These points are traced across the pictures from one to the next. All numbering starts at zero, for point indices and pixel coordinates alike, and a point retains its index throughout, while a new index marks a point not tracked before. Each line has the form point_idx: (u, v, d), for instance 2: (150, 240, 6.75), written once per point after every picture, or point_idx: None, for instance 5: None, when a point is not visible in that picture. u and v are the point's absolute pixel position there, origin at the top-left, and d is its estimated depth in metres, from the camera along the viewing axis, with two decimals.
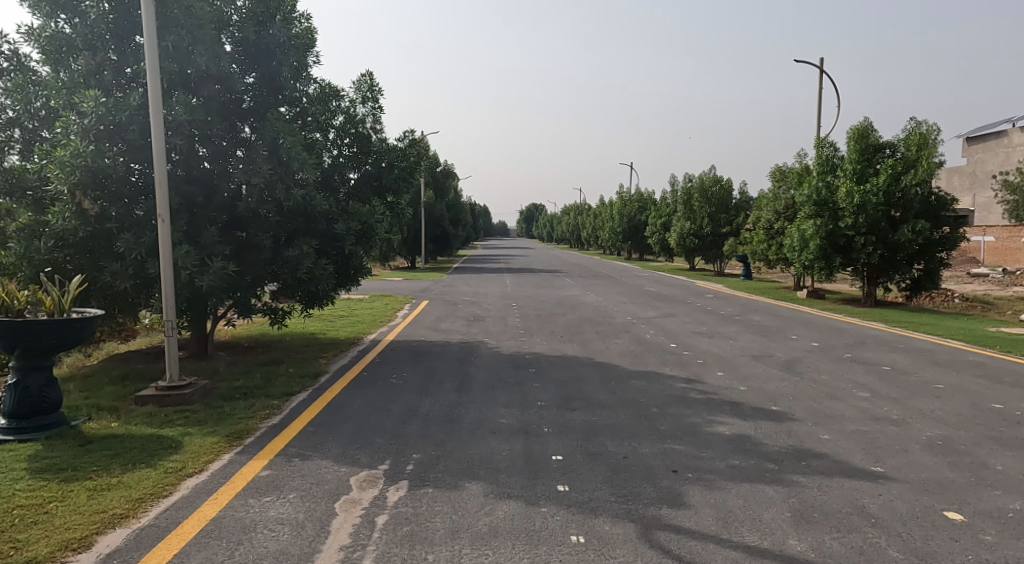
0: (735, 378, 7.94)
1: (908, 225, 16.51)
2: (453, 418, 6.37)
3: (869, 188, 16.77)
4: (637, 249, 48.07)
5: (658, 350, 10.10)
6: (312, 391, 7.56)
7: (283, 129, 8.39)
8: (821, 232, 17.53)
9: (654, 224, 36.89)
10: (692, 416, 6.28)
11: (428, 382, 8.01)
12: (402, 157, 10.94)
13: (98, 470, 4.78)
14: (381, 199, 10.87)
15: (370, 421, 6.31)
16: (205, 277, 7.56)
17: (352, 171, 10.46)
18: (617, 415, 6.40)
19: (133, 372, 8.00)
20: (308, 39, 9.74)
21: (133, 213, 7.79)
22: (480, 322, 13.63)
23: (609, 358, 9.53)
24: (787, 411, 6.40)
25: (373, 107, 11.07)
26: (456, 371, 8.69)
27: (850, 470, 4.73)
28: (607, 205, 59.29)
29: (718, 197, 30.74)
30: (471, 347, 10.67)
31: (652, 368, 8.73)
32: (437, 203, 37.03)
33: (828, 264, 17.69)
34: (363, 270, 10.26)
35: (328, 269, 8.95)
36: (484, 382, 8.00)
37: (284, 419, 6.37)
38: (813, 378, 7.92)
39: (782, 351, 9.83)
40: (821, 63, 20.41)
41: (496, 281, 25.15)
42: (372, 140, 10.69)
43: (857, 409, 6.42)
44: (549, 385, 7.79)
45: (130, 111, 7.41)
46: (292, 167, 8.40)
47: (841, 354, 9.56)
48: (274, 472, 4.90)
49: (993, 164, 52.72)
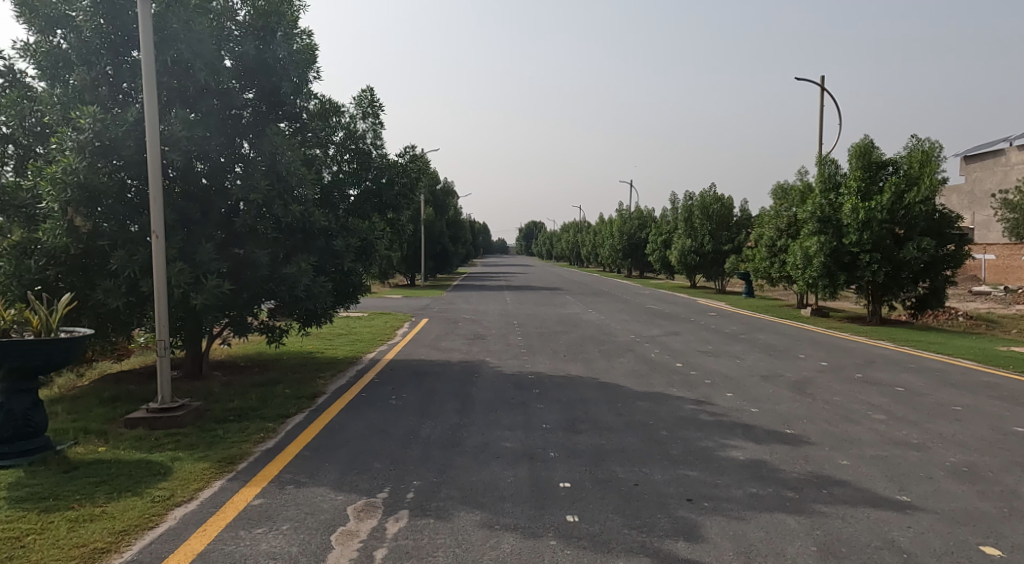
0: (745, 400, 7.70)
1: (914, 243, 16.33)
2: (455, 442, 6.14)
3: (873, 205, 16.60)
4: (637, 265, 47.96)
5: (664, 369, 9.88)
6: (309, 412, 7.33)
7: (282, 144, 8.25)
8: (825, 250, 17.36)
9: (654, 242, 36.82)
10: (703, 440, 6.03)
11: (428, 404, 7.78)
12: (404, 175, 10.83)
13: (82, 499, 4.54)
14: (380, 215, 10.70)
15: (369, 445, 6.07)
16: (199, 295, 7.37)
17: (351, 187, 10.31)
18: (625, 438, 6.17)
19: (124, 393, 7.74)
20: (305, 55, 9.71)
21: (128, 229, 7.62)
22: (481, 341, 13.41)
23: (615, 378, 9.29)
24: (802, 434, 6.17)
25: (373, 123, 10.95)
26: (458, 392, 8.46)
27: (874, 499, 4.50)
28: (607, 222, 59.39)
29: (718, 214, 30.69)
30: (472, 367, 10.44)
31: (660, 389, 8.48)
32: (438, 220, 36.99)
33: (832, 281, 17.52)
34: (363, 288, 10.01)
35: (326, 287, 8.69)
36: (487, 403, 7.75)
37: (280, 443, 6.14)
38: (825, 399, 7.69)
39: (791, 371, 9.59)
40: (821, 80, 20.24)
41: (496, 299, 24.98)
42: (372, 156, 10.55)
43: (873, 432, 6.20)
44: (553, 407, 7.55)
45: (127, 126, 7.24)
46: (291, 183, 8.27)
47: (851, 374, 9.34)
48: (267, 501, 4.66)
49: (992, 182, 52.84)
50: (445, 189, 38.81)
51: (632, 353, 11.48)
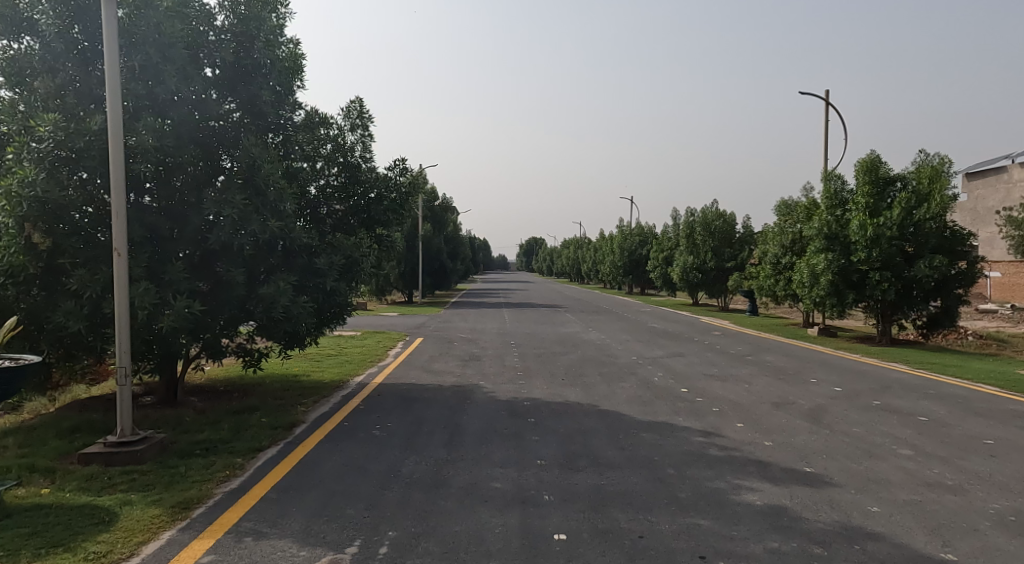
0: (758, 431, 7.12)
1: (925, 261, 15.76)
2: (439, 481, 5.56)
3: (882, 222, 16.06)
4: (638, 283, 47.41)
5: (668, 395, 9.29)
6: (283, 445, 6.74)
7: (260, 155, 7.75)
8: (833, 268, 16.79)
9: (655, 259, 36.30)
10: (714, 480, 5.45)
11: (414, 435, 7.19)
12: (394, 190, 10.36)
13: (4, 557, 3.96)
14: (369, 231, 10.16)
15: (343, 486, 5.48)
16: (165, 317, 6.82)
17: (337, 202, 9.79)
18: (628, 478, 5.59)
19: (86, 424, 7.17)
20: (290, 65, 9.25)
21: (92, 246, 7.08)
22: (476, 362, 12.83)
23: (616, 405, 8.70)
24: (823, 473, 5.59)
25: (362, 135, 10.46)
26: (447, 421, 7.88)
27: (915, 558, 3.92)
28: (607, 238, 58.91)
29: (721, 231, 30.17)
30: (465, 392, 9.86)
31: (664, 418, 7.90)
32: (436, 236, 36.50)
33: (840, 300, 16.95)
34: (348, 308, 9.45)
35: (307, 307, 8.11)
36: (477, 435, 7.17)
37: (246, 482, 5.56)
38: (844, 431, 7.11)
39: (803, 398, 9.01)
40: (826, 94, 19.77)
41: (494, 316, 24.41)
42: (360, 170, 10.06)
43: (902, 471, 5.62)
44: (549, 439, 6.96)
45: (90, 136, 6.78)
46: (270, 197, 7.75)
47: (868, 402, 8.76)
48: (218, 557, 4.07)
49: (993, 200, 52.46)
50: (444, 204, 38.31)
51: (634, 377, 10.90)
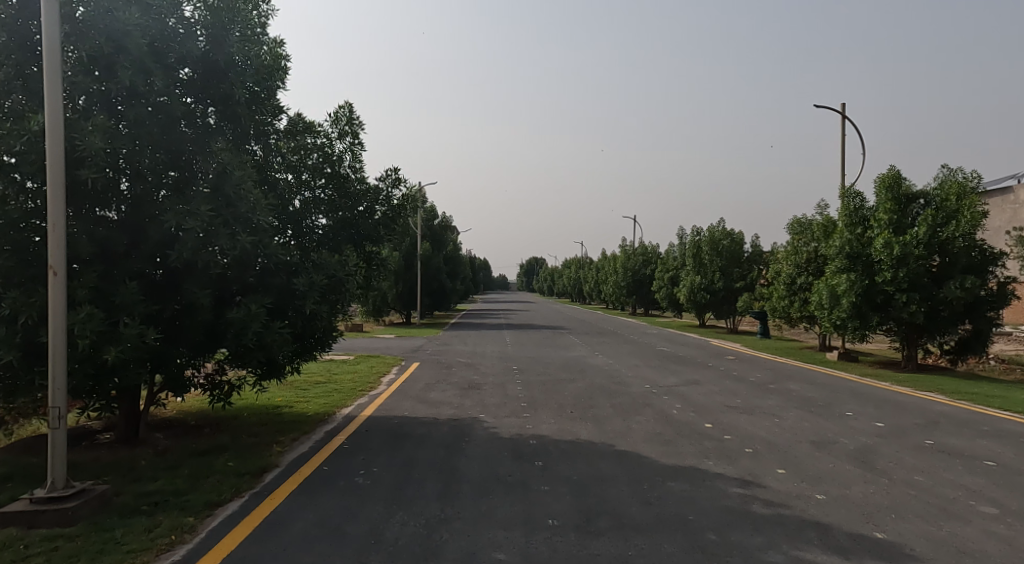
0: (805, 480, 6.10)
1: (956, 281, 14.80)
2: (430, 551, 4.54)
3: (909, 240, 15.11)
4: (642, 303, 46.34)
5: (691, 432, 8.27)
6: (248, 498, 5.73)
7: (231, 160, 6.81)
8: (855, 289, 15.81)
9: (660, 279, 35.34)
10: (768, 551, 4.44)
11: (403, 484, 6.18)
12: (386, 203, 9.43)
13: None
14: (357, 248, 9.19)
15: (313, 557, 4.47)
16: (113, 347, 5.85)
17: (322, 216, 8.84)
18: (661, 546, 4.56)
19: (21, 470, 6.16)
20: (270, 64, 8.33)
21: (30, 264, 6.11)
22: (475, 391, 11.81)
23: (633, 444, 7.68)
24: (900, 541, 4.58)
25: (351, 142, 9.55)
26: (442, 465, 6.87)
27: None
28: (608, 259, 57.97)
29: (729, 250, 29.23)
30: (463, 427, 8.82)
31: (691, 461, 6.88)
32: (435, 256, 35.57)
33: (863, 323, 15.94)
34: (332, 334, 8.47)
35: (284, 334, 7.12)
36: (477, 484, 6.16)
37: (193, 552, 4.55)
38: (905, 480, 6.10)
39: (845, 436, 8.00)
40: (842, 107, 18.93)
41: (495, 339, 23.39)
42: (348, 181, 9.14)
43: (996, 539, 4.62)
44: (561, 490, 5.94)
45: (30, 136, 5.85)
46: (240, 209, 6.79)
47: (919, 441, 7.75)
48: None
49: (1002, 220, 51.49)
50: (444, 222, 37.45)
51: (649, 410, 9.87)
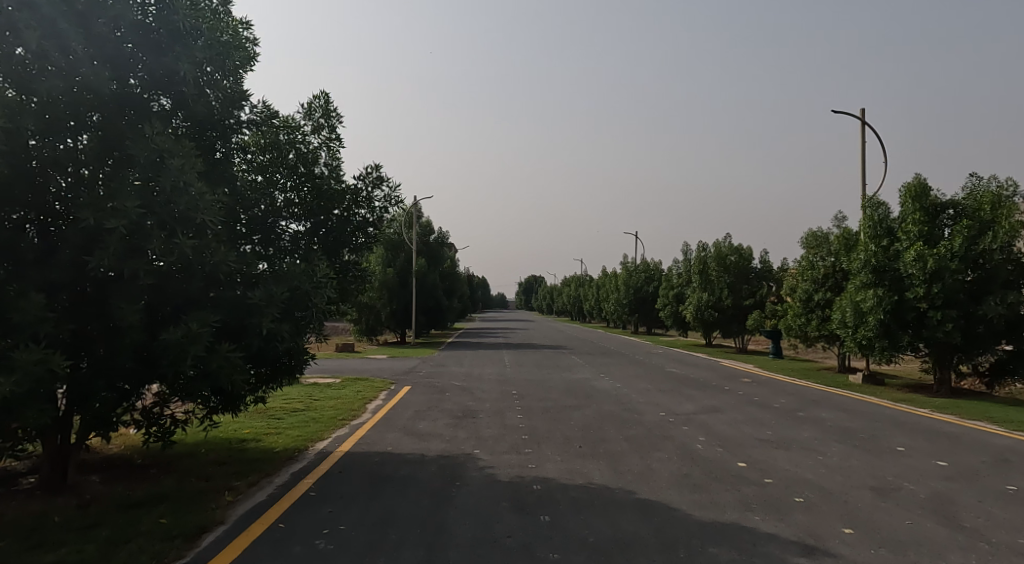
0: (883, 546, 4.82)
1: (996, 297, 13.59)
2: None
3: (942, 252, 13.90)
4: (645, 322, 45.00)
5: (724, 474, 6.99)
6: None
7: (169, 149, 5.56)
8: (884, 306, 14.55)
9: (664, 296, 34.09)
10: None
11: (375, 550, 4.88)
12: (367, 206, 8.21)
13: None
14: (332, 259, 7.94)
15: None
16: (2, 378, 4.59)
17: (290, 222, 7.61)
18: None
19: None
20: (229, 41, 7.06)
21: None
22: (470, 421, 10.51)
23: (658, 491, 6.40)
24: None
25: (327, 138, 8.35)
26: (427, 520, 5.57)
27: None
28: (609, 276, 56.75)
29: (737, 266, 27.99)
30: (455, 466, 7.52)
31: (732, 516, 5.60)
32: (431, 272, 34.36)
33: (893, 343, 14.67)
34: (300, 358, 7.20)
35: (235, 359, 5.85)
36: (469, 550, 4.86)
37: None
38: (1010, 545, 4.82)
39: (909, 480, 6.71)
40: (861, 112, 17.76)
41: (493, 359, 22.07)
42: (321, 182, 7.92)
43: None
44: (575, 559, 4.65)
45: None
46: (179, 207, 5.53)
47: (1000, 487, 6.47)
48: None
49: None
50: (439, 238, 36.39)
51: (670, 444, 8.59)
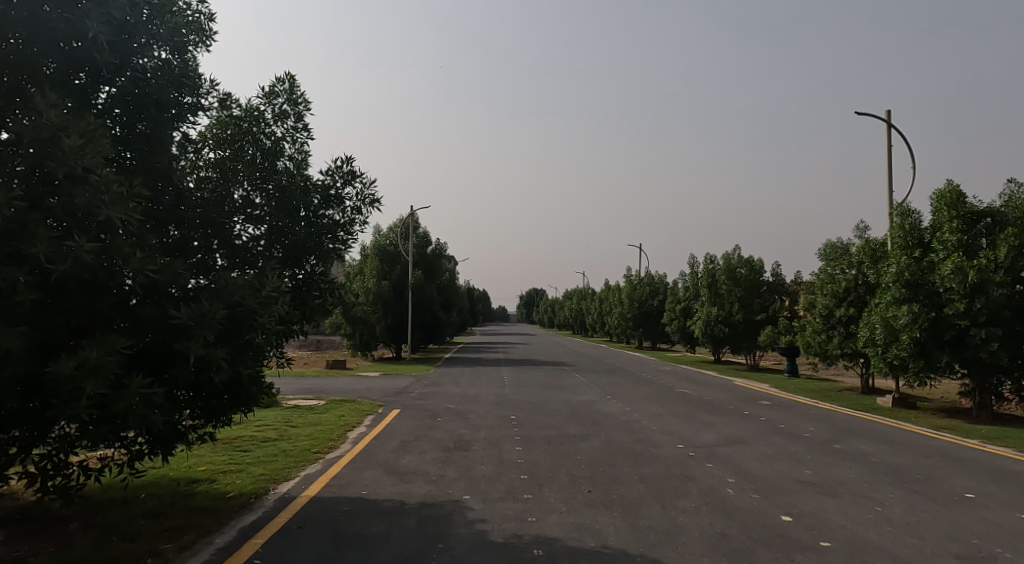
0: None
1: None
2: None
3: (985, 264, 12.63)
4: (649, 338, 43.64)
5: (768, 534, 5.68)
6: None
7: (64, 126, 4.29)
8: (920, 323, 13.25)
9: (671, 310, 32.80)
10: None
11: None
12: (337, 205, 6.93)
13: None
14: (294, 268, 6.68)
15: None
16: None
17: (243, 224, 6.36)
18: None
19: None
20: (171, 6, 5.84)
21: None
22: (461, 455, 9.20)
23: (689, 559, 5.10)
24: None
25: (293, 127, 7.11)
26: None
27: None
28: (613, 290, 55.44)
29: (747, 279, 26.73)
30: (439, 519, 6.22)
31: None
32: (428, 285, 33.13)
33: (929, 364, 13.36)
34: (251, 387, 5.93)
35: (152, 395, 4.58)
36: None
37: None
38: None
39: (1000, 544, 5.40)
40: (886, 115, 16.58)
41: (491, 377, 20.77)
42: (282, 177, 6.67)
43: None
44: None
45: None
46: (74, 200, 4.26)
47: None
48: None
49: None
50: (438, 249, 35.19)
51: (695, 487, 7.28)
